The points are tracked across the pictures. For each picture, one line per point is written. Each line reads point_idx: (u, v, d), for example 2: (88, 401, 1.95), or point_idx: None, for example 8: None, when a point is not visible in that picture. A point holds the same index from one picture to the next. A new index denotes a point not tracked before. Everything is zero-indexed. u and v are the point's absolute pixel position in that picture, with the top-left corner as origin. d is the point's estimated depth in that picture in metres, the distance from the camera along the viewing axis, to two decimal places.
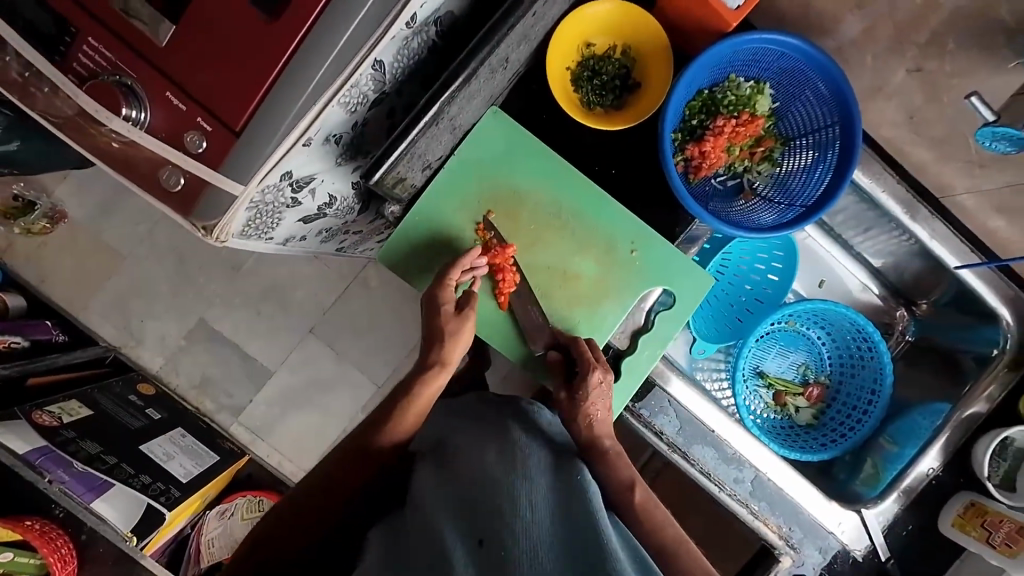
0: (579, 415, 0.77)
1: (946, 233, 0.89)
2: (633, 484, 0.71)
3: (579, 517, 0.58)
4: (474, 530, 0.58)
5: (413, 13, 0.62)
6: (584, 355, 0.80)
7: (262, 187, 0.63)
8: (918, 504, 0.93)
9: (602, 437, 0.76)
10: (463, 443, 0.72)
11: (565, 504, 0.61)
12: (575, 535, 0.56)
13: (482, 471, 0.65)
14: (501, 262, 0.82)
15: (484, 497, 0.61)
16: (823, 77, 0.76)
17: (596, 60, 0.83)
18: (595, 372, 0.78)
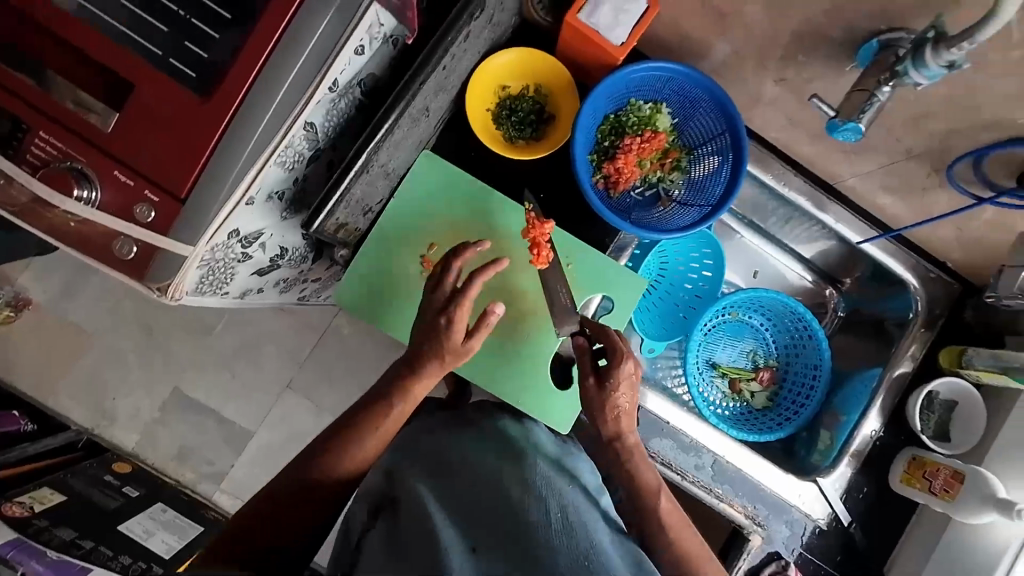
0: (606, 403, 0.77)
1: (850, 218, 0.99)
2: (656, 492, 0.74)
3: (574, 525, 0.65)
4: (472, 537, 0.64)
5: (334, 79, 0.70)
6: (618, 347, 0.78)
7: (211, 246, 0.69)
8: (870, 467, 0.99)
9: (625, 429, 0.77)
10: (456, 455, 0.78)
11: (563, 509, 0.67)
12: (569, 537, 0.63)
13: (481, 479, 0.72)
14: (537, 236, 0.85)
15: (480, 504, 0.68)
16: (707, 94, 0.87)
17: (512, 100, 0.93)
18: (628, 362, 0.76)
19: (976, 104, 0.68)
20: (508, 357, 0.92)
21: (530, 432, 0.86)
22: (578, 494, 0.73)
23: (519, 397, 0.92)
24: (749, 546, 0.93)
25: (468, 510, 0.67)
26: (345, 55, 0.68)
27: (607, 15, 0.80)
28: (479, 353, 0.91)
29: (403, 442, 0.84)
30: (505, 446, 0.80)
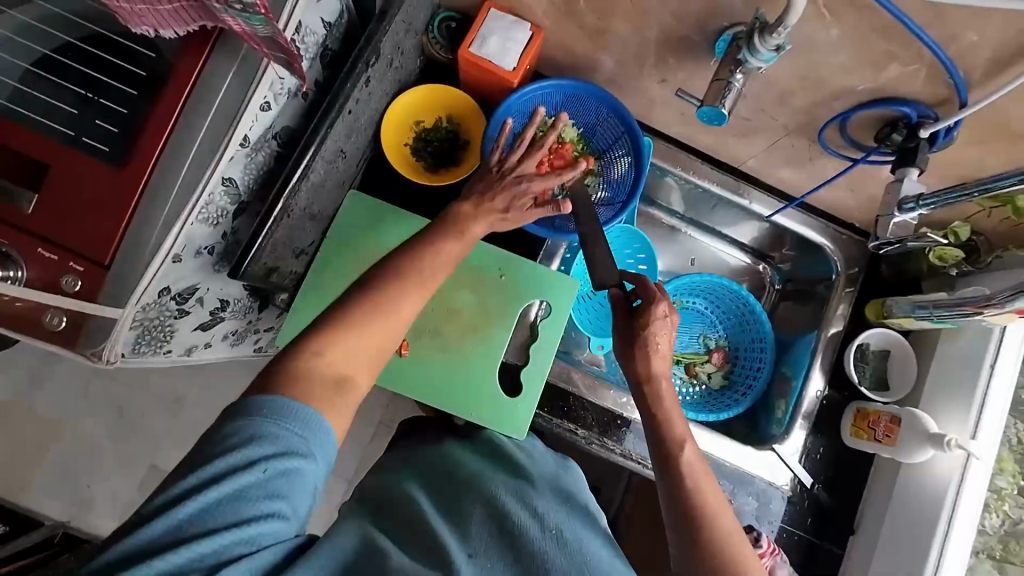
0: (640, 343, 0.79)
1: (760, 196, 1.08)
2: (681, 443, 0.74)
3: (569, 537, 0.70)
4: (469, 545, 0.69)
5: (245, 135, 0.75)
6: (648, 287, 0.80)
7: (142, 306, 0.72)
8: (823, 426, 1.02)
9: (659, 370, 0.78)
10: (460, 467, 0.81)
11: (558, 520, 0.72)
12: (563, 548, 0.68)
13: (475, 496, 0.76)
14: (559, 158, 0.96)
15: (475, 519, 0.72)
16: (601, 103, 0.95)
17: (426, 133, 1.00)
18: (662, 303, 0.79)
19: (822, 77, 0.76)
20: (457, 373, 0.94)
21: (530, 450, 0.87)
22: (573, 502, 0.77)
23: (472, 409, 0.94)
24: None
25: (462, 526, 0.71)
26: (251, 112, 0.73)
27: (495, 46, 0.88)
28: (427, 372, 0.94)
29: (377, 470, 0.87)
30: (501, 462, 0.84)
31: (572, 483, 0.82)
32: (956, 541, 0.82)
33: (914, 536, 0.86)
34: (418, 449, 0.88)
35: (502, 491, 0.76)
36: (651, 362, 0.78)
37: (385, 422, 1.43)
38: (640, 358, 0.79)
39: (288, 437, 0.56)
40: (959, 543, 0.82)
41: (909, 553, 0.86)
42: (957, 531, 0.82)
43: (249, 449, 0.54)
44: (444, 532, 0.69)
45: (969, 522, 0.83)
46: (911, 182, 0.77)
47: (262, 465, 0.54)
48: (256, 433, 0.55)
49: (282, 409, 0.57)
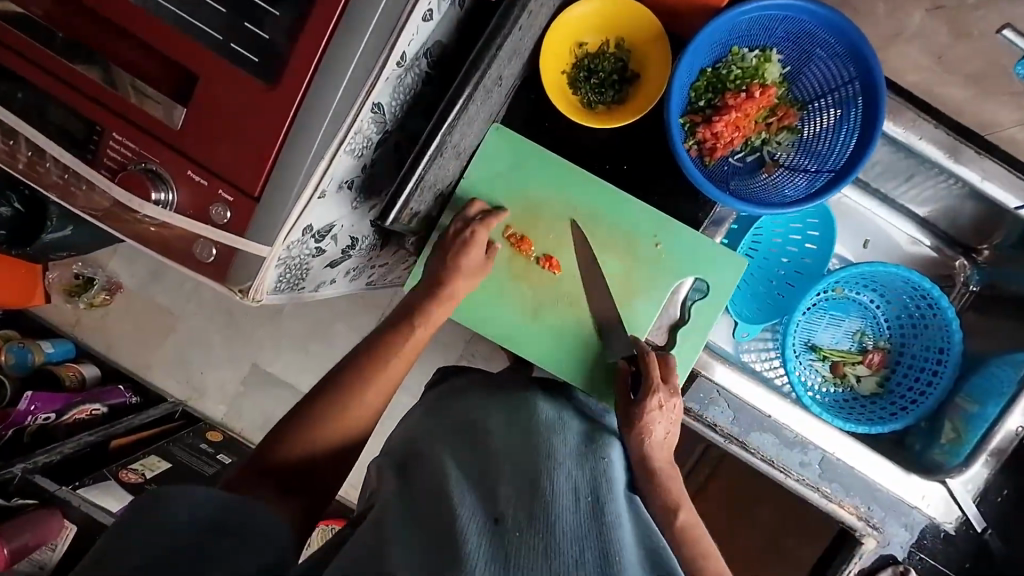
0: (635, 431, 0.72)
1: (998, 171, 0.81)
2: (675, 507, 0.68)
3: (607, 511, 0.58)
4: (493, 507, 0.54)
5: (402, 52, 0.62)
6: (649, 375, 0.73)
7: (287, 244, 0.66)
8: (1012, 465, 0.86)
9: (657, 459, 0.72)
10: (483, 416, 0.72)
11: (594, 492, 0.60)
12: (602, 523, 0.56)
13: (501, 454, 0.63)
14: (757, 94, 0.79)
15: (503, 477, 0.59)
16: (834, 34, 0.72)
17: (591, 59, 0.82)
18: (658, 395, 0.72)
19: None
20: (586, 348, 0.84)
21: (564, 412, 0.76)
22: (612, 475, 0.66)
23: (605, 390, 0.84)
24: (861, 549, 0.86)
25: (489, 486, 0.57)
26: (412, 23, 0.60)
27: None
28: (558, 344, 0.84)
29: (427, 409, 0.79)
30: (536, 414, 0.72)
31: (608, 453, 0.70)
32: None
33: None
34: (465, 400, 0.78)
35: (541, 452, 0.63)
36: (646, 443, 0.72)
37: (465, 357, 1.36)
38: (634, 441, 0.72)
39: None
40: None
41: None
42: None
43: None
44: (462, 498, 0.55)
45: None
46: None
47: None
48: None
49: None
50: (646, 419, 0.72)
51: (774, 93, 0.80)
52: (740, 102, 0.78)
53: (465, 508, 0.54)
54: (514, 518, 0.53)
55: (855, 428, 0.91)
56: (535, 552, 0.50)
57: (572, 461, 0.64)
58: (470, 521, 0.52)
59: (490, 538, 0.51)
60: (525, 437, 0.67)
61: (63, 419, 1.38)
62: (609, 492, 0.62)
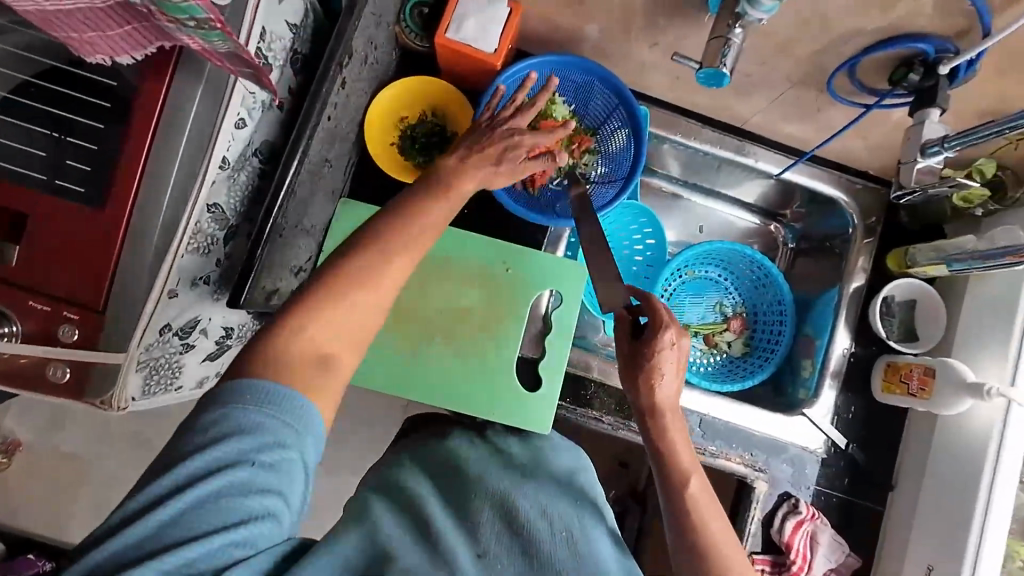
0: (644, 375, 0.75)
1: (764, 153, 1.03)
2: (686, 476, 0.71)
3: (579, 545, 0.66)
4: (478, 542, 0.64)
5: (223, 157, 0.72)
6: (658, 316, 0.76)
7: (144, 346, 0.70)
8: (852, 383, 0.99)
9: (666, 405, 0.75)
10: (460, 458, 0.78)
11: (568, 526, 0.68)
12: (574, 560, 0.64)
13: (484, 492, 0.71)
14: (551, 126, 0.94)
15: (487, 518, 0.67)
16: (592, 75, 0.90)
17: (412, 129, 0.95)
18: (670, 331, 0.74)
19: (827, 20, 0.70)
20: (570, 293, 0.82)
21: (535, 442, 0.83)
22: (588, 504, 0.73)
23: (492, 411, 0.90)
24: (756, 494, 0.93)
25: (472, 517, 0.67)
26: (226, 132, 0.70)
27: (472, 29, 0.84)
28: (446, 378, 0.91)
29: (406, 448, 0.83)
30: (514, 456, 0.79)
31: (583, 475, 0.78)
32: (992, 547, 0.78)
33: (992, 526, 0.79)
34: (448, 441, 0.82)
35: (514, 493, 0.71)
36: (656, 387, 0.75)
37: None
38: (644, 385, 0.75)
39: (259, 421, 0.52)
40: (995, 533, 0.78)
41: (955, 520, 0.82)
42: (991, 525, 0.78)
43: (230, 445, 0.51)
44: (399, 534, 0.62)
45: (1009, 483, 0.78)
46: (932, 124, 0.71)
47: (249, 457, 0.51)
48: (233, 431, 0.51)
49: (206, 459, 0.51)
50: (657, 361, 0.75)
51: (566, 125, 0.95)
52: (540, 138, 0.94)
53: (453, 536, 0.64)
54: (494, 555, 0.63)
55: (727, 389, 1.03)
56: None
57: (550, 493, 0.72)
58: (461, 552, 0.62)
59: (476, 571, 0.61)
60: (503, 476, 0.74)
61: None
62: (583, 518, 0.70)
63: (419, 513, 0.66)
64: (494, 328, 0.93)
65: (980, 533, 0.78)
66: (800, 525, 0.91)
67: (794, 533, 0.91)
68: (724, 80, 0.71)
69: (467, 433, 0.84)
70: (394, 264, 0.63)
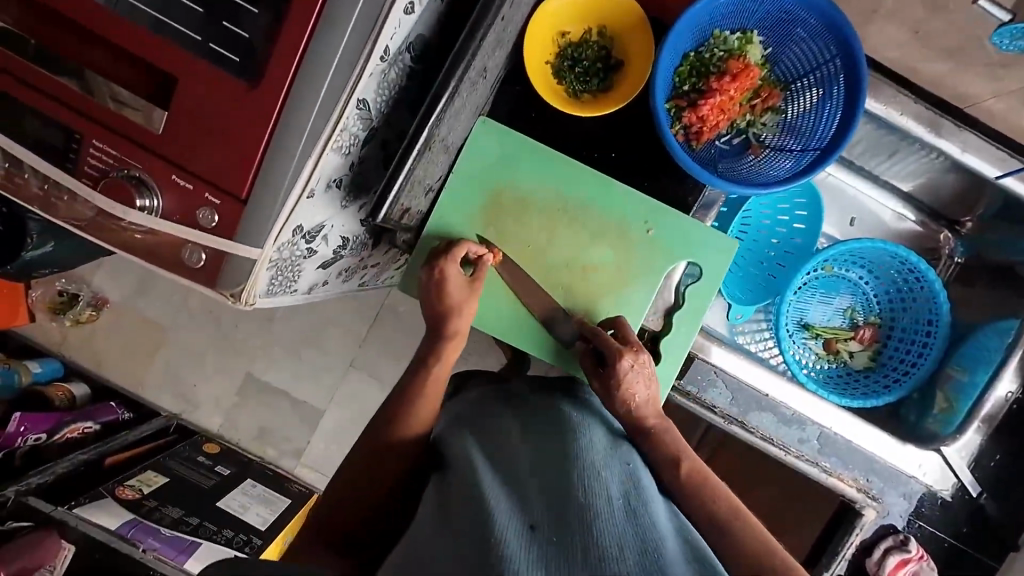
0: (617, 398, 0.74)
1: (978, 143, 0.84)
2: (675, 458, 0.71)
3: (640, 516, 0.58)
4: (529, 516, 0.56)
5: (385, 46, 0.62)
6: (608, 344, 0.75)
7: (278, 245, 0.65)
8: (1003, 430, 0.88)
9: (646, 417, 0.73)
10: (504, 426, 0.73)
11: (626, 493, 0.61)
12: (636, 523, 0.56)
13: (532, 461, 0.65)
14: (740, 70, 0.79)
15: (535, 485, 0.61)
16: (813, 12, 0.73)
17: (574, 48, 0.82)
18: (626, 357, 0.73)
19: None
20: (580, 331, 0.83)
21: (586, 406, 0.78)
22: (639, 476, 0.67)
23: None
24: (861, 521, 0.87)
25: (521, 487, 0.61)
26: (394, 17, 0.60)
27: None
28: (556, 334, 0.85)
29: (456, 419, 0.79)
30: (562, 419, 0.73)
31: (634, 458, 0.70)
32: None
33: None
34: (492, 409, 0.78)
35: (563, 459, 0.64)
36: (631, 405, 0.73)
37: (462, 353, 1.35)
38: (619, 408, 0.74)
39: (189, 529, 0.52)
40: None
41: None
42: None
43: None
44: (495, 500, 0.58)
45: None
46: None
47: None
48: None
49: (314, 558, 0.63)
50: (624, 384, 0.73)
51: (757, 72, 0.80)
52: (724, 82, 0.79)
53: (500, 508, 0.57)
54: (548, 529, 0.54)
55: (848, 403, 0.92)
56: (572, 554, 0.51)
57: (602, 461, 0.65)
58: (508, 523, 0.54)
59: (529, 544, 0.52)
60: (551, 443, 0.68)
61: (55, 439, 1.34)
62: (640, 492, 0.62)
63: (469, 478, 0.62)
64: (618, 290, 0.84)
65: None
66: (904, 564, 0.84)
67: (896, 570, 0.84)
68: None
69: (524, 401, 0.79)
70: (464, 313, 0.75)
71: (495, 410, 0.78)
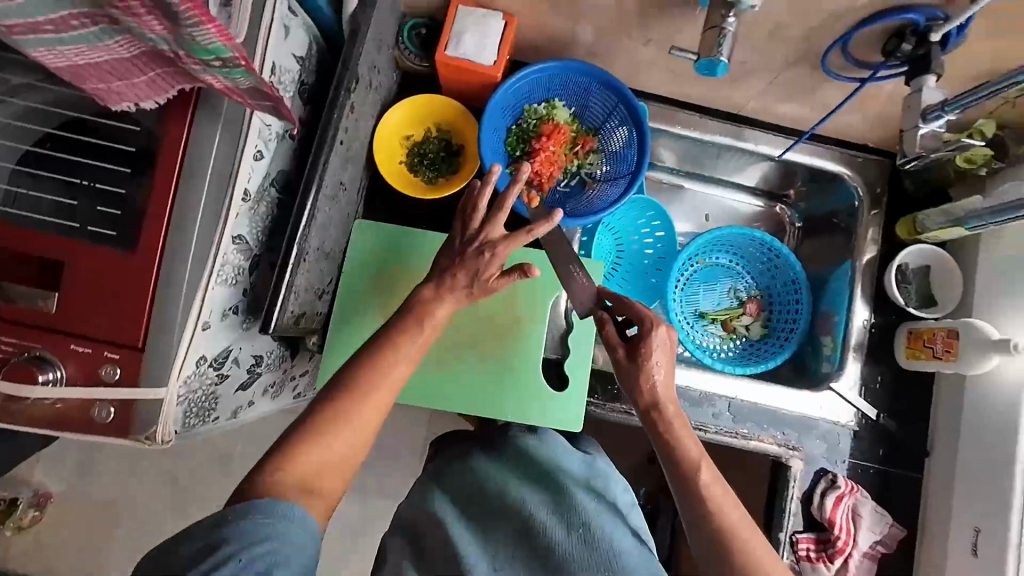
0: (638, 370, 0.71)
1: (762, 136, 1.05)
2: (697, 467, 0.67)
3: (593, 549, 0.67)
4: (496, 558, 0.68)
5: (244, 189, 0.74)
6: (639, 312, 0.74)
7: (183, 379, 0.72)
8: (876, 353, 1.00)
9: (665, 400, 0.71)
10: (481, 467, 0.80)
11: (586, 524, 0.70)
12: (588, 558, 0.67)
13: (505, 502, 0.73)
14: (553, 130, 0.96)
15: (505, 526, 0.71)
16: (588, 76, 0.92)
17: (418, 146, 0.98)
18: (660, 328, 0.72)
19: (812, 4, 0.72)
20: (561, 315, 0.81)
21: (557, 442, 0.83)
22: (607, 504, 0.74)
23: (522, 417, 0.91)
24: (793, 473, 0.94)
25: (492, 529, 0.71)
26: (245, 165, 0.72)
27: (470, 44, 0.86)
28: (472, 385, 0.92)
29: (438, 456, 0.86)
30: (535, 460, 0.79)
31: (604, 486, 0.77)
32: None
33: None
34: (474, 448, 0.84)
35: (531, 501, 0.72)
36: (649, 384, 0.71)
37: None
38: (643, 383, 0.71)
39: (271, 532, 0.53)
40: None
41: (993, 481, 0.82)
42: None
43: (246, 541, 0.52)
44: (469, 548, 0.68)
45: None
46: (931, 89, 0.72)
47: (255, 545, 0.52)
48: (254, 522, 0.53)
49: (262, 506, 0.54)
50: (650, 356, 0.72)
51: (567, 127, 0.97)
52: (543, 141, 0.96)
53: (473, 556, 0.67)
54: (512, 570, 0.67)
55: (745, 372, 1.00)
56: None
57: (568, 496, 0.73)
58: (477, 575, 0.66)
59: None
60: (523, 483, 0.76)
61: None
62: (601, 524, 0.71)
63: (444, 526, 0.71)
64: (512, 331, 0.94)
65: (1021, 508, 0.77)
66: (840, 500, 0.91)
67: (835, 508, 0.91)
68: (722, 70, 0.74)
69: (499, 442, 0.85)
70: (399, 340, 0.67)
71: (482, 447, 0.84)
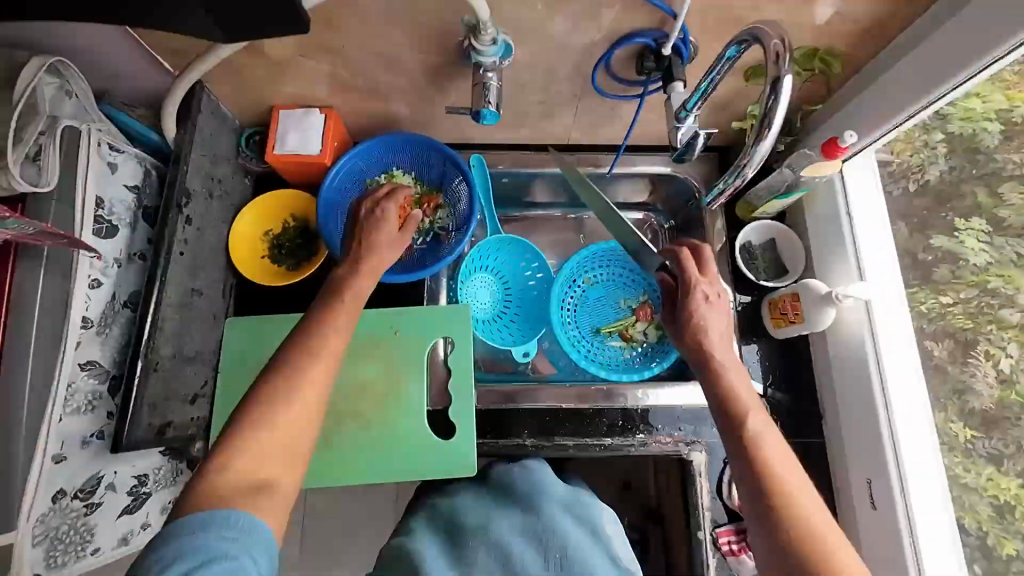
0: (688, 327, 0.76)
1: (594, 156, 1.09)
2: (756, 437, 0.65)
3: None
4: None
5: (83, 317, 0.77)
6: (687, 273, 0.76)
7: (36, 518, 0.72)
8: (752, 333, 1.03)
9: (704, 355, 0.74)
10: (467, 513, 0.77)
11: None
12: None
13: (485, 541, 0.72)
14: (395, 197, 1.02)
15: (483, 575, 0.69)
16: (415, 141, 1.01)
17: (276, 238, 1.04)
18: (703, 286, 0.75)
19: (562, 46, 0.81)
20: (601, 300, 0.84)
21: (540, 477, 0.81)
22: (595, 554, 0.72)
23: (417, 473, 0.93)
24: (696, 466, 0.93)
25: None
26: (79, 296, 0.77)
27: (294, 140, 0.95)
28: (363, 453, 0.94)
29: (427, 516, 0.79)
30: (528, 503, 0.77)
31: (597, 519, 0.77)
32: (931, 503, 0.81)
33: (916, 478, 0.82)
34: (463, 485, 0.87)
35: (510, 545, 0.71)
36: (699, 334, 0.75)
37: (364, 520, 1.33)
38: (688, 331, 0.76)
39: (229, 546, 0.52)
40: (930, 479, 0.82)
41: (862, 410, 0.88)
42: (928, 473, 0.82)
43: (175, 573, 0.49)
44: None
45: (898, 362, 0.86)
46: (679, 94, 0.78)
47: (205, 563, 0.50)
48: (196, 546, 0.51)
49: (223, 521, 0.54)
50: (698, 316, 0.75)
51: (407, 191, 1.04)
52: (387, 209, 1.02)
53: None
54: None
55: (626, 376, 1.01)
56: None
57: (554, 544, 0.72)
58: None
59: None
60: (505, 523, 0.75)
61: None
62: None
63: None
64: (394, 390, 0.96)
65: (890, 429, 0.84)
66: None
67: None
68: (496, 116, 0.80)
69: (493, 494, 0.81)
70: (306, 389, 0.63)
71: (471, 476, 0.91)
